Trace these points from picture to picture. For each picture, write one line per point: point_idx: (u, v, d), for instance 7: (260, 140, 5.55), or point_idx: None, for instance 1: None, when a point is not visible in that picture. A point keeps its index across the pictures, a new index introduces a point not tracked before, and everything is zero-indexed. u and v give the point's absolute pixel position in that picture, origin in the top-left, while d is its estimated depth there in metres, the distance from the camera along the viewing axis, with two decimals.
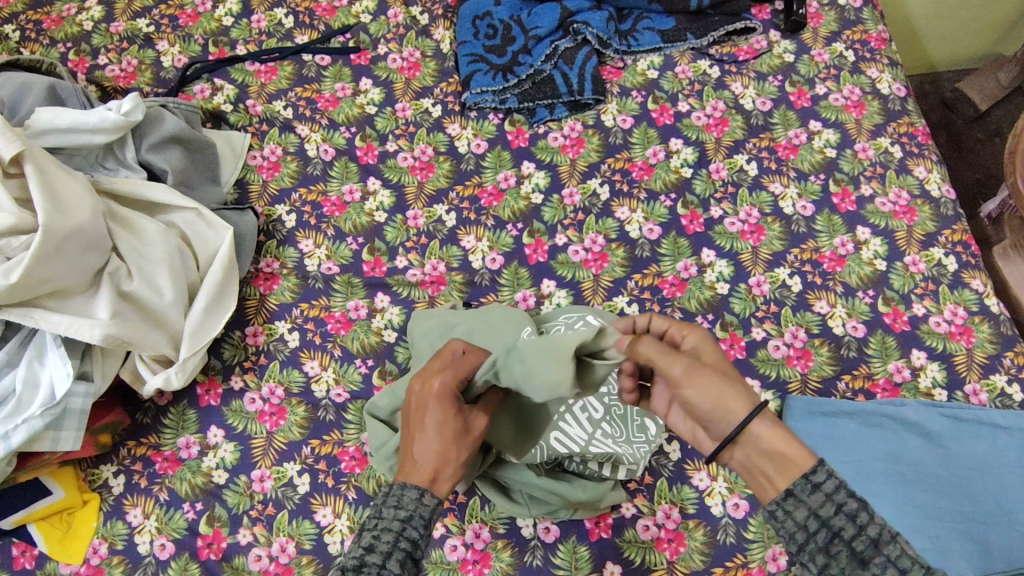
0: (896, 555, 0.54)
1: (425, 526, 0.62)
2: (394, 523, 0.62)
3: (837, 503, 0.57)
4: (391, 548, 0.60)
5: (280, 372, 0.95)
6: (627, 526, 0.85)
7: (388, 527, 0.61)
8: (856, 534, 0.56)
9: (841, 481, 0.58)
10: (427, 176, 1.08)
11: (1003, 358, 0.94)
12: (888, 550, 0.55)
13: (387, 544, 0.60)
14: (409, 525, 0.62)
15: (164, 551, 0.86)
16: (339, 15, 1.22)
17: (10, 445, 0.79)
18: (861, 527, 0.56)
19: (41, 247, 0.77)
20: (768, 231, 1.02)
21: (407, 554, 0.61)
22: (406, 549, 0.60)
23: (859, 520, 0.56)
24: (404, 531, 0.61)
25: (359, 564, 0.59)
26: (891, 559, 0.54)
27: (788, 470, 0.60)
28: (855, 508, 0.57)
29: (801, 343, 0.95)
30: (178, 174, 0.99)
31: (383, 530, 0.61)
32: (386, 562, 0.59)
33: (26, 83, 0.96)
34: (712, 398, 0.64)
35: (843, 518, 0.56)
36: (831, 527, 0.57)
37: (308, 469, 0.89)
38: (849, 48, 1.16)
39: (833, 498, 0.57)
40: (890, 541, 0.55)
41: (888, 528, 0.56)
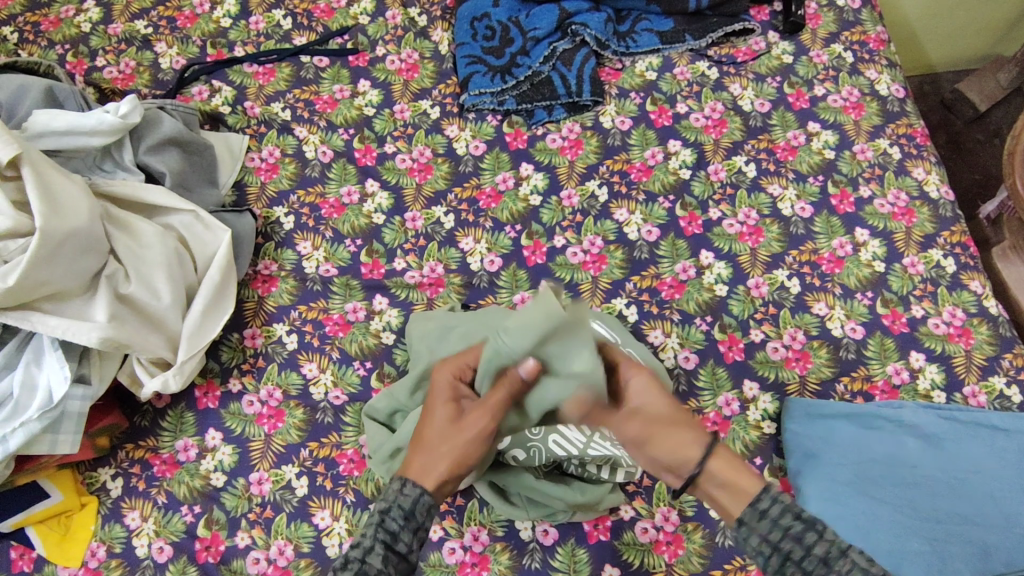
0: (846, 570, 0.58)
1: (405, 517, 0.63)
2: (376, 517, 0.63)
3: (784, 528, 0.61)
4: (371, 542, 0.61)
5: (279, 374, 0.95)
6: (626, 529, 0.85)
7: (369, 523, 0.63)
8: (804, 555, 0.59)
9: (787, 505, 0.62)
10: (425, 177, 1.07)
11: (1002, 360, 0.94)
12: (837, 565, 0.58)
13: (368, 538, 0.62)
14: (388, 517, 0.63)
15: (163, 554, 0.86)
16: (337, 16, 1.22)
17: (8, 449, 0.79)
18: (809, 548, 0.59)
19: (39, 251, 0.77)
20: (766, 232, 1.02)
21: (386, 545, 0.62)
22: (385, 540, 0.62)
23: (807, 541, 0.59)
24: (383, 523, 0.63)
25: (343, 561, 0.61)
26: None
27: (736, 500, 0.64)
28: (801, 531, 0.60)
29: (800, 345, 0.95)
30: (176, 177, 0.99)
31: (365, 528, 0.63)
32: (367, 556, 0.61)
33: (23, 85, 0.96)
34: (671, 447, 0.66)
35: (790, 541, 0.60)
36: (782, 551, 0.60)
37: (306, 472, 0.89)
38: (847, 49, 1.16)
39: (780, 522, 0.61)
40: (840, 557, 0.59)
41: (837, 544, 0.59)
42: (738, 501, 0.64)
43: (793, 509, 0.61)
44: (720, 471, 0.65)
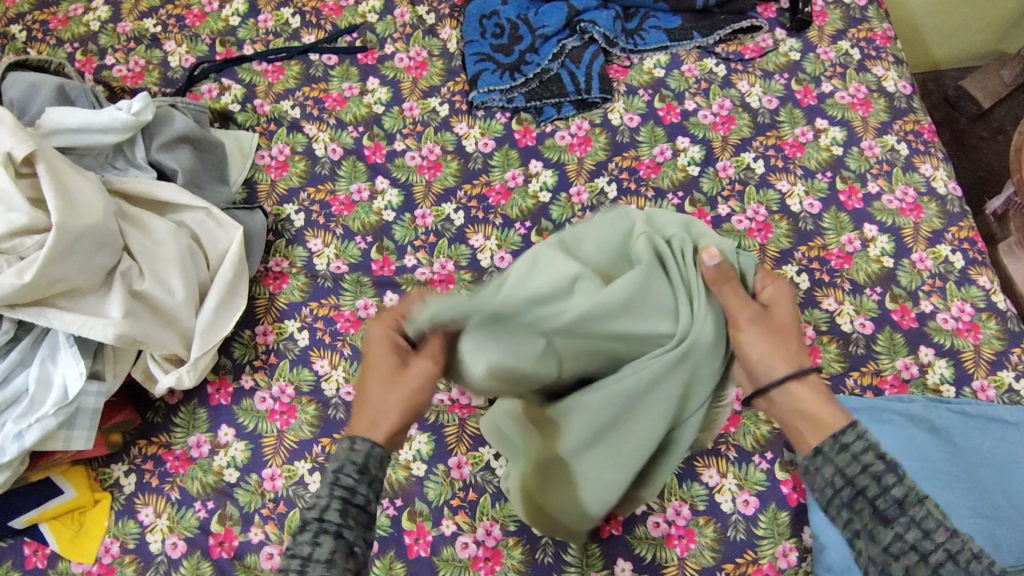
0: (922, 516, 0.52)
1: (360, 471, 0.57)
2: (326, 476, 0.57)
3: (864, 464, 0.54)
4: (327, 500, 0.55)
5: (291, 370, 0.95)
6: (638, 523, 0.85)
7: (322, 481, 0.56)
8: (880, 493, 0.53)
9: (870, 444, 0.55)
10: (435, 175, 1.08)
11: (1011, 355, 0.94)
12: (913, 510, 0.52)
13: (323, 497, 0.55)
14: (341, 473, 0.57)
15: (176, 550, 0.86)
16: (346, 15, 1.22)
17: (23, 445, 0.79)
18: (886, 488, 0.53)
19: (55, 247, 0.78)
20: (775, 228, 1.03)
21: (345, 502, 0.55)
22: (342, 496, 0.55)
23: (885, 480, 0.53)
24: (337, 479, 0.56)
25: (300, 522, 0.55)
26: (916, 519, 0.52)
27: (820, 430, 0.58)
28: (880, 471, 0.53)
29: (809, 340, 0.96)
30: (188, 174, 0.99)
31: (318, 485, 0.56)
32: (326, 514, 0.54)
33: (35, 83, 0.96)
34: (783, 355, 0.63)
35: (867, 477, 0.53)
36: (856, 486, 0.54)
37: (319, 468, 0.89)
38: (855, 46, 1.16)
39: (860, 458, 0.55)
40: (917, 501, 0.52)
41: (916, 489, 0.53)
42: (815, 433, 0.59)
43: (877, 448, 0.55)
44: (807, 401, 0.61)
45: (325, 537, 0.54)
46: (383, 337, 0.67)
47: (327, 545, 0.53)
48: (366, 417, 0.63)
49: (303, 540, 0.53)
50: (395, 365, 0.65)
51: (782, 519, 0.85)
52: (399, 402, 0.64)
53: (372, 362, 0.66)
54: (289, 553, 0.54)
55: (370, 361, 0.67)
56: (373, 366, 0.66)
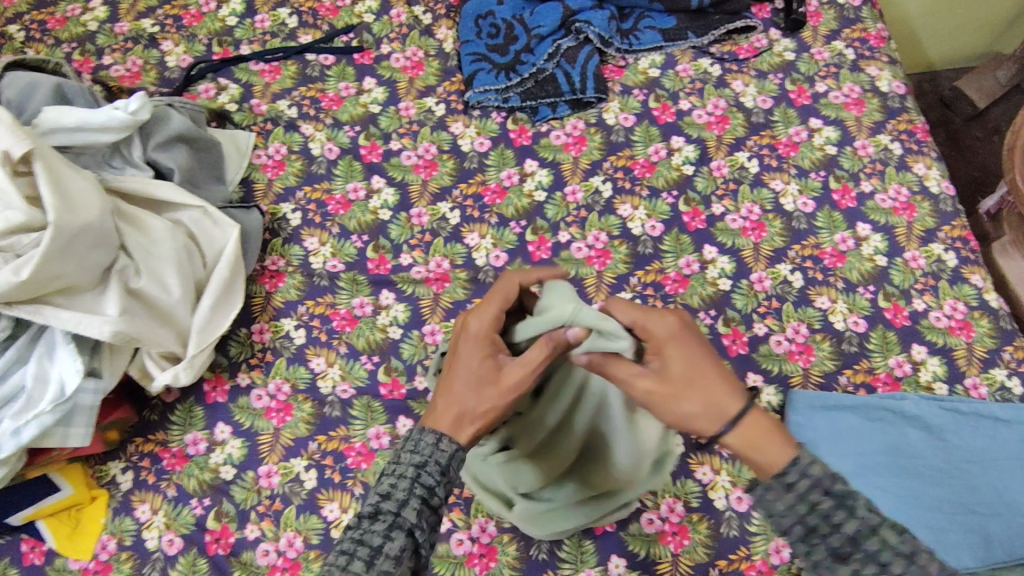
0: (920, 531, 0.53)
1: (441, 472, 0.60)
2: (408, 470, 0.59)
3: None
4: (407, 495, 0.57)
5: (287, 368, 0.96)
6: (632, 520, 0.86)
7: (404, 474, 0.58)
8: (832, 532, 0.54)
9: None
10: (431, 174, 1.08)
11: (1003, 353, 0.94)
12: (867, 545, 0.53)
13: (403, 491, 0.58)
14: (424, 471, 0.59)
15: (173, 546, 0.87)
16: (343, 15, 1.22)
17: (21, 441, 0.80)
18: (837, 526, 0.54)
19: (52, 245, 0.78)
20: (769, 227, 1.03)
21: (422, 502, 0.58)
22: (422, 496, 0.58)
23: (836, 519, 0.54)
24: (418, 477, 0.59)
25: (372, 511, 0.56)
26: (872, 554, 0.53)
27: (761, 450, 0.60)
28: (830, 508, 0.55)
29: (803, 338, 0.96)
30: (185, 173, 1.00)
31: (398, 478, 0.58)
32: (402, 509, 0.57)
33: (32, 83, 0.96)
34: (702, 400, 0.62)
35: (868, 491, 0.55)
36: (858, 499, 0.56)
37: (315, 465, 0.90)
38: (848, 46, 1.17)
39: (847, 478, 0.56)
40: (870, 535, 0.54)
41: None
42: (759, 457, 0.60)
43: (823, 483, 0.56)
44: (754, 432, 0.61)
45: (398, 533, 0.56)
46: (484, 328, 0.67)
47: (398, 541, 0.55)
48: (449, 411, 0.63)
49: (375, 532, 0.55)
50: (491, 366, 0.65)
51: None
52: (487, 405, 0.63)
53: (460, 360, 0.66)
54: (355, 539, 0.55)
55: (458, 353, 0.67)
56: (463, 358, 0.66)
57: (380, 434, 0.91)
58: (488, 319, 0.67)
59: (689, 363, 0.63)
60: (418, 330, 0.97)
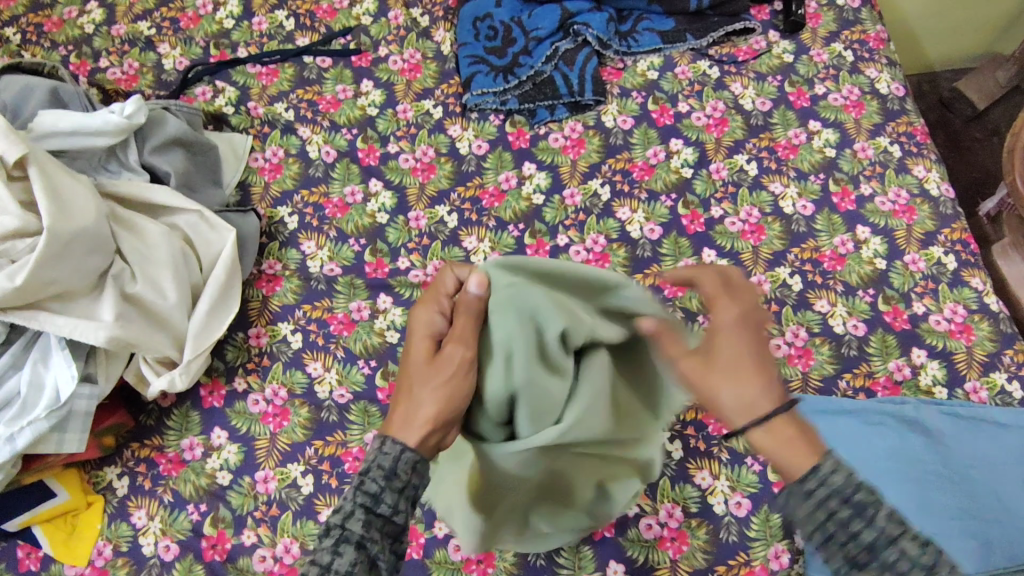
0: None
1: (385, 478, 0.58)
2: (353, 482, 0.58)
3: None
4: (350, 507, 0.56)
5: (284, 373, 0.95)
6: (630, 525, 0.85)
7: (349, 485, 0.58)
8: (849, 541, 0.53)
9: None
10: (428, 177, 1.08)
11: (1003, 356, 0.94)
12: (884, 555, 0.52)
13: (348, 503, 0.57)
14: (368, 479, 0.57)
15: (169, 552, 0.86)
16: (340, 17, 1.22)
17: (15, 448, 0.79)
18: (855, 535, 0.53)
19: (46, 250, 0.78)
20: (768, 230, 1.03)
21: (367, 510, 0.57)
22: (364, 505, 0.56)
23: (853, 528, 0.53)
24: (361, 485, 0.57)
25: (324, 528, 0.56)
26: (888, 564, 0.52)
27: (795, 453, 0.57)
28: (847, 517, 0.53)
29: (802, 342, 0.96)
30: (181, 177, 0.99)
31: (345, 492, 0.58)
32: (348, 522, 0.56)
33: (28, 86, 0.96)
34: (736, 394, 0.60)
35: None
36: None
37: (312, 470, 0.89)
38: (848, 48, 1.17)
39: None
40: (889, 545, 0.52)
41: None
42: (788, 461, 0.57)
43: (843, 492, 0.54)
44: (786, 434, 0.58)
45: (344, 546, 0.55)
46: (423, 328, 0.68)
47: (347, 556, 0.55)
48: (401, 413, 0.63)
49: (323, 549, 0.55)
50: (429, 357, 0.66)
51: (775, 521, 0.85)
52: (436, 396, 0.62)
53: (408, 361, 0.67)
54: (311, 558, 0.56)
55: (410, 348, 0.68)
56: (411, 361, 0.66)
57: (378, 439, 0.91)
58: (427, 317, 0.69)
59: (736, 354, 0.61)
60: None
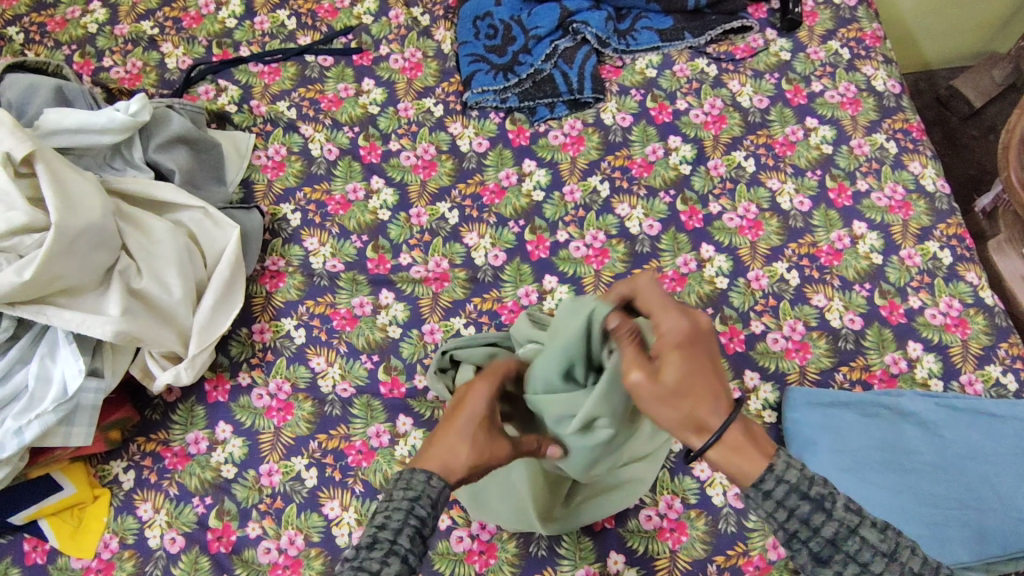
0: (856, 549, 0.55)
1: (432, 505, 0.61)
2: (403, 502, 0.60)
3: (790, 509, 0.57)
4: (402, 524, 0.58)
5: (287, 368, 0.97)
6: (631, 516, 0.87)
7: (398, 507, 0.59)
8: (811, 536, 0.56)
9: (791, 484, 0.58)
10: (430, 174, 1.09)
11: (998, 349, 0.95)
12: (847, 546, 0.55)
13: (397, 522, 0.59)
14: (417, 504, 0.60)
15: (175, 545, 0.87)
16: (342, 16, 1.23)
17: (23, 440, 0.80)
18: (816, 529, 0.56)
19: (54, 245, 0.79)
20: (765, 226, 1.04)
21: (417, 530, 0.59)
22: (416, 524, 0.59)
23: (814, 522, 0.56)
24: (413, 508, 0.60)
25: (370, 541, 0.57)
26: (851, 555, 0.55)
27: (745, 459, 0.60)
28: (808, 512, 0.57)
29: (799, 335, 0.97)
30: (185, 175, 1.01)
31: (393, 509, 0.60)
32: (397, 537, 0.58)
33: (33, 84, 0.97)
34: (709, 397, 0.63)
35: (796, 522, 0.57)
36: (789, 530, 0.57)
37: (316, 464, 0.91)
38: (844, 45, 1.18)
39: (784, 504, 0.58)
40: (849, 536, 0.56)
41: (846, 523, 0.56)
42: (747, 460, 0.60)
43: (800, 488, 0.58)
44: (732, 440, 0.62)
45: (393, 558, 0.56)
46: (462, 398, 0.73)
47: (394, 566, 0.56)
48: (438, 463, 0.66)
49: (373, 559, 0.56)
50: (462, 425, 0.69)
51: None
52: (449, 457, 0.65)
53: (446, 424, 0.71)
54: (356, 565, 0.56)
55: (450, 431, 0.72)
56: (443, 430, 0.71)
57: (380, 433, 0.92)
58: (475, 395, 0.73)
59: (683, 374, 0.62)
60: (418, 329, 0.98)
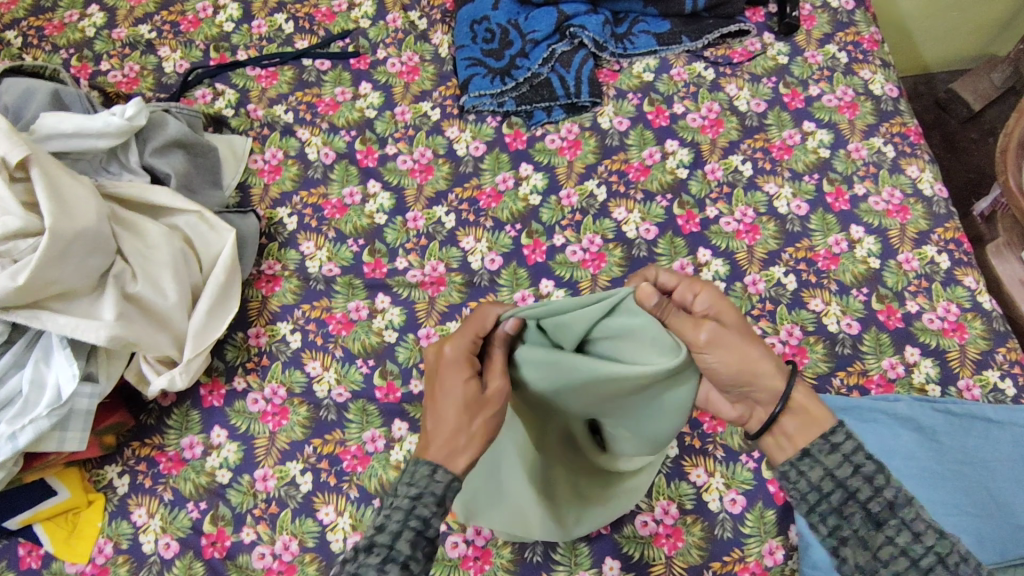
0: (911, 519, 0.58)
1: (436, 503, 0.60)
2: (404, 501, 0.60)
3: (855, 464, 0.61)
4: (400, 527, 0.58)
5: (283, 372, 0.96)
6: (627, 522, 0.86)
7: (399, 506, 0.59)
8: (872, 496, 0.59)
9: (858, 443, 0.62)
10: (426, 178, 1.09)
11: (996, 354, 0.95)
12: (904, 514, 0.58)
13: (397, 523, 0.58)
14: (419, 503, 0.60)
15: (169, 550, 0.87)
16: (339, 20, 1.23)
17: (18, 446, 0.80)
18: (878, 489, 0.59)
19: (48, 250, 0.79)
20: (762, 230, 1.04)
21: (418, 533, 0.59)
22: (417, 528, 0.58)
23: (877, 482, 0.60)
24: (414, 509, 0.59)
25: (368, 545, 0.58)
26: (906, 521, 0.58)
27: (810, 429, 0.64)
28: (872, 471, 0.60)
29: (796, 340, 0.97)
30: (181, 178, 1.01)
31: (393, 510, 0.59)
32: (395, 541, 0.58)
33: (30, 88, 0.97)
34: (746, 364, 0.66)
35: (859, 480, 0.60)
36: (847, 488, 0.60)
37: (311, 468, 0.90)
38: (842, 49, 1.18)
39: (851, 459, 0.61)
40: (907, 504, 0.59)
41: (905, 492, 0.60)
42: (813, 426, 0.64)
43: (865, 448, 0.62)
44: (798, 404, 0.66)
45: (391, 566, 0.57)
46: (459, 354, 0.69)
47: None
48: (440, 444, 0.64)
49: (370, 565, 0.56)
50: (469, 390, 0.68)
51: (769, 518, 0.86)
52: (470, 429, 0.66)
53: (444, 392, 0.68)
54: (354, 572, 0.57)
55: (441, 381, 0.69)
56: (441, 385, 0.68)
57: (376, 438, 0.92)
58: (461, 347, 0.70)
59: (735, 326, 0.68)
60: (414, 334, 0.98)
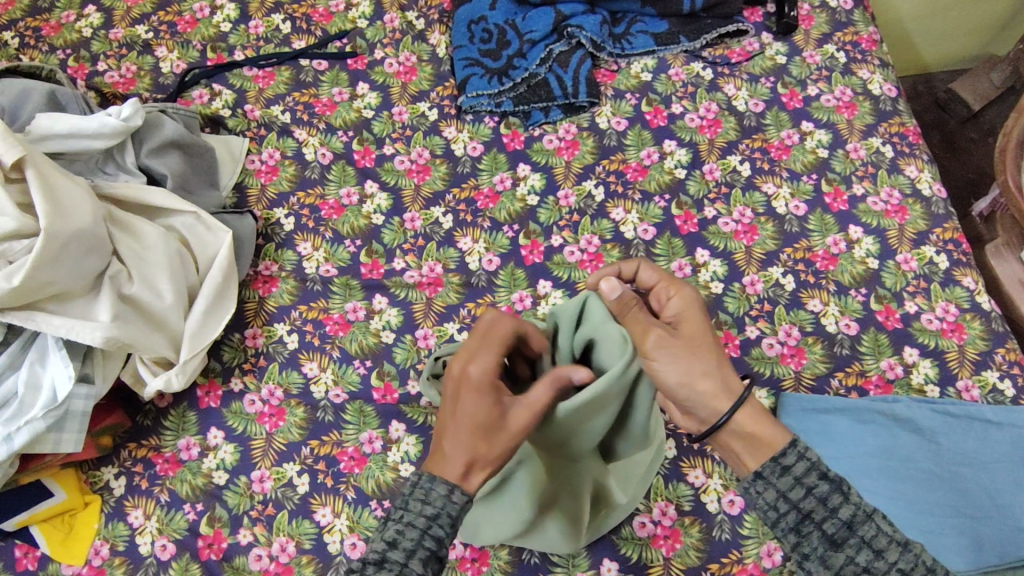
0: (870, 535, 0.57)
1: (452, 525, 0.58)
2: (419, 519, 0.57)
3: (808, 487, 0.59)
4: (415, 547, 0.56)
5: (280, 373, 0.96)
6: (624, 524, 0.86)
7: (413, 523, 0.57)
8: (826, 517, 0.58)
9: (810, 463, 0.60)
10: (424, 178, 1.09)
11: (995, 355, 0.95)
12: (861, 530, 0.57)
13: (411, 541, 0.56)
14: (436, 523, 0.57)
15: (166, 551, 0.87)
16: (336, 20, 1.23)
17: (13, 446, 0.80)
18: (833, 510, 0.58)
19: (43, 251, 0.79)
20: (761, 231, 1.04)
21: (431, 554, 0.57)
22: (431, 548, 0.57)
23: (831, 503, 0.58)
24: (429, 529, 0.57)
25: (379, 560, 0.56)
26: (865, 540, 0.57)
27: (760, 450, 0.63)
28: (825, 492, 0.59)
29: (795, 341, 0.96)
30: (177, 179, 1.00)
31: (407, 525, 0.57)
32: (409, 560, 0.56)
33: (26, 89, 0.97)
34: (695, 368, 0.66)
35: (812, 500, 0.59)
36: (801, 510, 0.59)
37: (308, 470, 0.90)
38: (840, 49, 1.18)
39: (803, 481, 0.60)
40: (865, 521, 0.58)
41: (862, 507, 0.58)
42: (760, 452, 0.63)
43: (819, 468, 0.60)
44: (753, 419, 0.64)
45: None
46: (484, 375, 0.64)
47: None
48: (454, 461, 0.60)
49: None
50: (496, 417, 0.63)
51: None
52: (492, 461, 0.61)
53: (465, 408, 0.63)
54: None
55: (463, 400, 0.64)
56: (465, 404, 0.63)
57: (373, 439, 0.91)
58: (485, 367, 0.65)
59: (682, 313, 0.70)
60: (411, 335, 0.98)
